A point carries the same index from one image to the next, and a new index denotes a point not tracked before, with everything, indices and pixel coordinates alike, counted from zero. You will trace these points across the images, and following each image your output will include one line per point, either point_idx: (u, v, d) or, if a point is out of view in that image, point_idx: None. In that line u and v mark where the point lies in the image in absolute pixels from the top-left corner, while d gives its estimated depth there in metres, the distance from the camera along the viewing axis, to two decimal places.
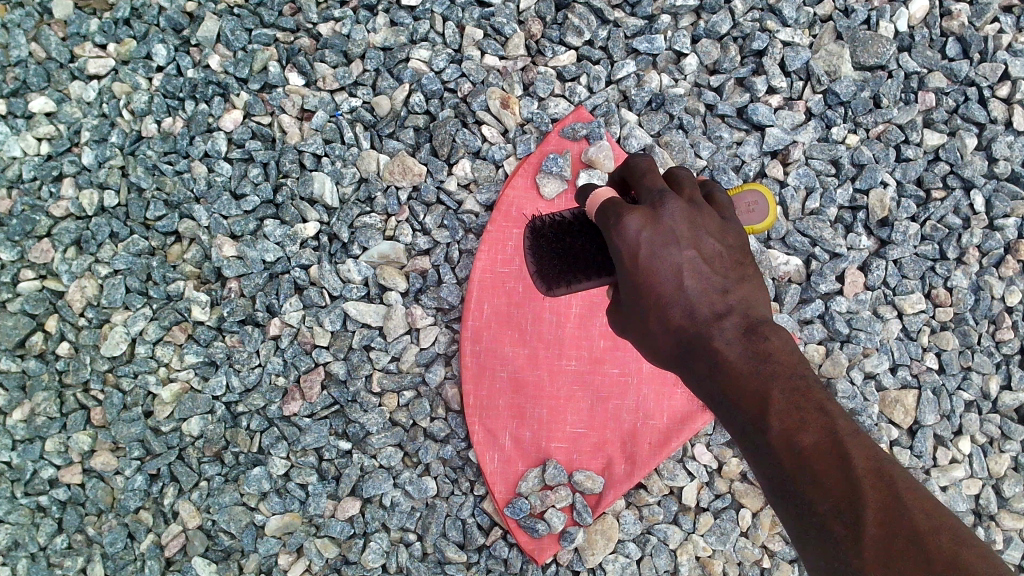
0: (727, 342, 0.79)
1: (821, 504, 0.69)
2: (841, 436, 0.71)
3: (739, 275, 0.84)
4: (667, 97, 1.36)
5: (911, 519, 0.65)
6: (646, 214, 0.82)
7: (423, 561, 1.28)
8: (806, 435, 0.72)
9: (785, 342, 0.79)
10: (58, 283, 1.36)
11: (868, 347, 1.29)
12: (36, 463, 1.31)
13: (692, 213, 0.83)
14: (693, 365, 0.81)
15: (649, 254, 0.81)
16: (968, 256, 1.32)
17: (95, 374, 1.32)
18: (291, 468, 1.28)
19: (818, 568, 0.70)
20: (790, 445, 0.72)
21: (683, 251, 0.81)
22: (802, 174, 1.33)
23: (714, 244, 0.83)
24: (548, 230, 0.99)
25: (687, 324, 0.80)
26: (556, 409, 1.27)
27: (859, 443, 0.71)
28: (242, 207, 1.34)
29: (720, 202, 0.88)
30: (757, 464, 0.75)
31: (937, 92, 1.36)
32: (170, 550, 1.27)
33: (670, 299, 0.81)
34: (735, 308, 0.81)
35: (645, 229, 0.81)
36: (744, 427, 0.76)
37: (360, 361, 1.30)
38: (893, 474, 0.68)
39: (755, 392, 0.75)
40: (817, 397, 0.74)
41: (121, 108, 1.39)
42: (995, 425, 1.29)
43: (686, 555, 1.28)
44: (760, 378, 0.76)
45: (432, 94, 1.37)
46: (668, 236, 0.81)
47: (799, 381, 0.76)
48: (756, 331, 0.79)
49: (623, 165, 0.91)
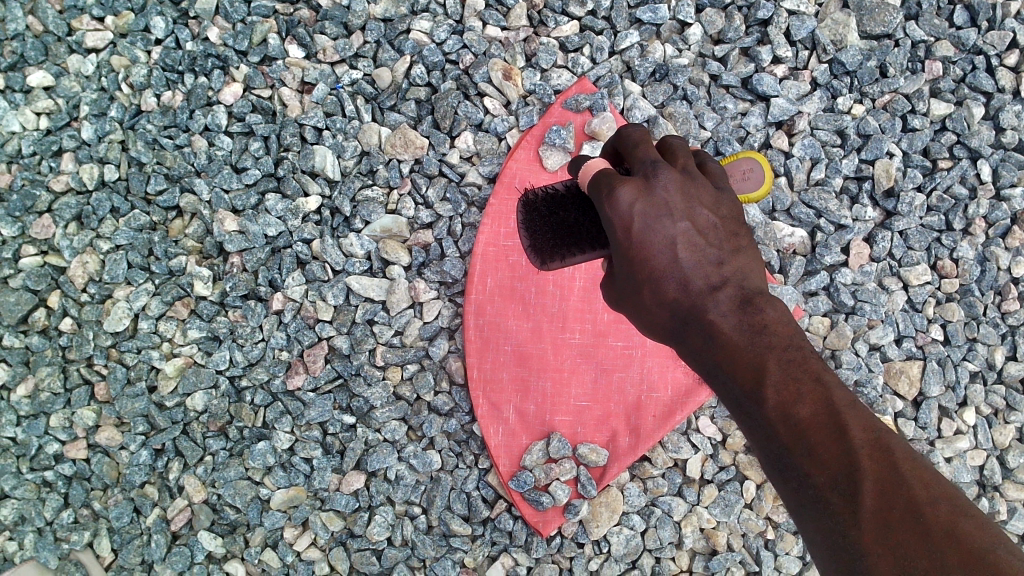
0: (722, 314, 0.78)
1: (818, 476, 0.68)
2: (837, 407, 0.70)
3: (734, 247, 0.84)
4: (672, 67, 1.34)
5: (909, 489, 0.64)
6: (638, 185, 0.81)
7: (429, 534, 1.27)
8: (803, 407, 0.71)
9: (782, 313, 0.79)
10: (60, 259, 1.35)
11: (873, 319, 1.29)
12: (41, 439, 1.31)
13: (685, 185, 0.83)
14: (690, 340, 0.81)
15: (642, 226, 0.81)
16: (974, 227, 1.31)
17: (98, 350, 1.32)
18: (295, 443, 1.29)
19: (818, 542, 0.69)
20: (786, 417, 0.71)
21: (676, 223, 0.81)
22: (808, 144, 1.32)
23: (708, 216, 0.83)
24: (542, 204, 0.98)
25: (681, 297, 0.81)
26: (560, 383, 1.27)
27: (857, 414, 0.69)
28: (242, 181, 1.34)
29: (713, 173, 0.88)
30: (754, 438, 0.75)
31: (944, 60, 1.34)
32: (176, 524, 1.27)
33: (665, 272, 0.81)
34: (730, 279, 0.81)
35: (637, 201, 0.81)
36: (740, 400, 0.75)
37: (364, 335, 1.30)
38: (891, 444, 0.67)
39: (750, 363, 0.75)
40: (813, 368, 0.74)
41: (120, 82, 1.37)
42: (1000, 396, 1.29)
43: (690, 526, 1.27)
44: (755, 350, 0.75)
45: (434, 66, 1.36)
46: (660, 209, 0.81)
47: (794, 352, 0.75)
48: (751, 302, 0.79)
49: (617, 136, 0.91)
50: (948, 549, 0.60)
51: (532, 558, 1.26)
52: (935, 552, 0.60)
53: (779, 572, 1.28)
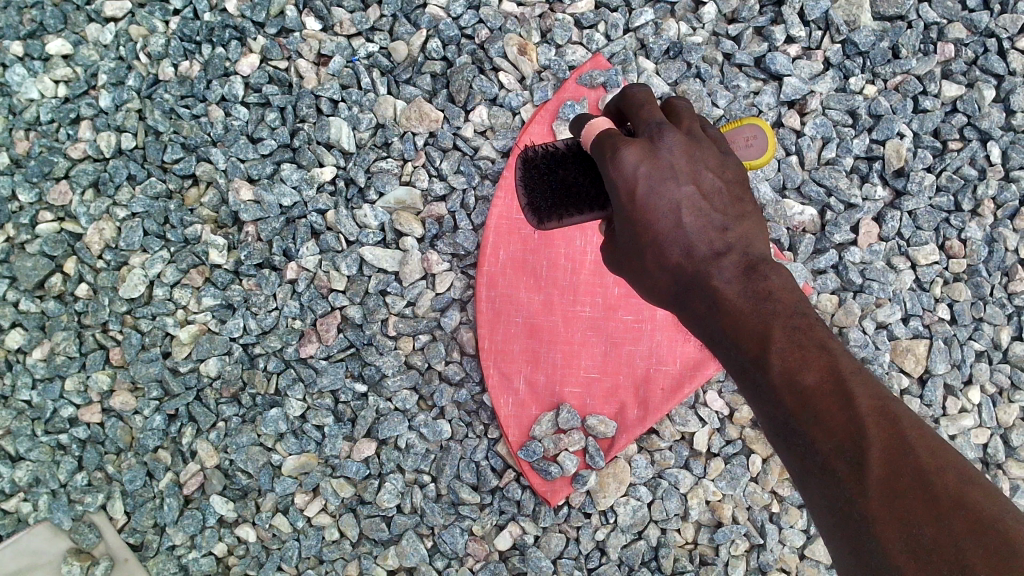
0: (726, 281, 0.80)
1: (824, 442, 0.69)
2: (842, 373, 0.72)
3: (739, 213, 0.85)
4: (685, 46, 1.35)
5: (915, 457, 0.64)
6: (643, 147, 0.82)
7: (437, 502, 1.29)
8: (807, 373, 0.72)
9: (785, 280, 0.81)
10: (76, 225, 1.36)
11: (880, 298, 1.30)
12: (56, 403, 1.32)
13: (691, 148, 0.83)
14: (692, 306, 0.83)
15: (647, 188, 0.81)
16: (983, 208, 1.32)
17: (113, 316, 1.33)
18: (307, 410, 1.30)
19: (823, 509, 0.70)
20: (791, 383, 0.72)
21: (682, 186, 0.82)
22: (820, 123, 1.33)
23: (713, 180, 0.84)
24: (541, 162, 0.99)
25: (685, 263, 0.82)
26: (569, 354, 1.29)
27: (862, 381, 0.71)
28: (259, 151, 1.35)
29: (717, 138, 0.89)
30: (757, 403, 0.76)
31: (956, 43, 1.36)
32: (189, 488, 1.29)
33: (669, 237, 0.82)
34: (734, 246, 0.82)
35: (643, 162, 0.81)
36: (744, 365, 0.77)
37: (376, 306, 1.31)
38: (896, 411, 0.68)
39: (755, 330, 0.77)
40: (818, 335, 0.75)
41: (138, 51, 1.39)
42: (1005, 375, 1.31)
43: (697, 498, 1.29)
44: (761, 318, 0.77)
45: (449, 40, 1.37)
46: (665, 171, 0.81)
47: (799, 320, 0.76)
48: (756, 269, 0.81)
49: (621, 96, 0.92)
50: (956, 518, 0.61)
51: (539, 527, 1.28)
52: (943, 521, 0.61)
53: (784, 546, 1.30)
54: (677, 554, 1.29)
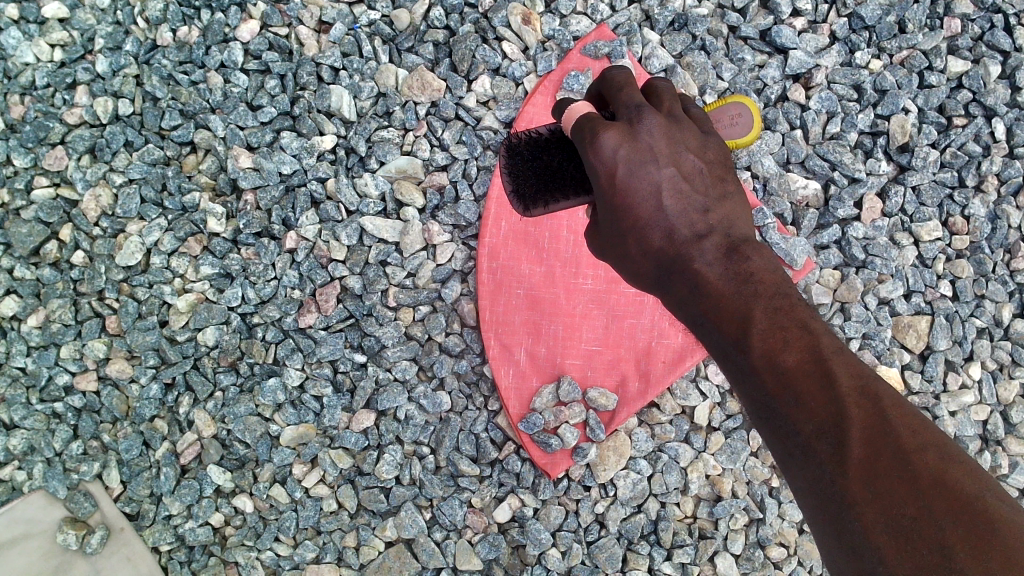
0: (708, 263, 0.78)
1: (805, 423, 0.66)
2: (822, 353, 0.68)
3: (721, 193, 0.83)
4: (690, 17, 1.34)
5: (896, 437, 0.62)
6: (622, 131, 0.80)
7: (436, 474, 1.28)
8: (788, 355, 0.69)
9: (768, 262, 0.78)
10: (72, 192, 1.35)
11: (883, 273, 1.30)
12: (51, 370, 1.31)
13: (670, 129, 0.81)
14: (673, 288, 0.81)
15: (627, 173, 0.79)
16: (986, 184, 1.33)
17: (110, 284, 1.32)
18: (306, 380, 1.29)
19: (805, 493, 0.67)
20: (773, 367, 0.69)
21: (661, 169, 0.79)
22: (825, 98, 1.32)
23: (694, 161, 0.82)
24: (525, 149, 0.98)
25: (666, 246, 0.80)
26: (571, 327, 1.29)
27: (844, 360, 0.68)
28: (259, 118, 1.33)
29: (699, 118, 0.87)
30: (740, 386, 0.74)
31: (963, 18, 1.35)
32: (186, 457, 1.28)
33: (649, 221, 0.80)
34: (716, 228, 0.80)
35: (622, 146, 0.79)
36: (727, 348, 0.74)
37: (376, 276, 1.30)
38: (876, 390, 0.65)
39: (736, 312, 0.74)
40: (799, 315, 0.73)
41: (135, 15, 1.36)
42: (1006, 352, 1.30)
43: (696, 472, 1.29)
44: (742, 299, 0.75)
45: (452, 9, 1.36)
46: (645, 154, 0.79)
47: (781, 301, 0.74)
48: (737, 250, 0.79)
49: (601, 79, 0.90)
50: (935, 496, 0.59)
51: (539, 500, 1.27)
52: (923, 501, 0.59)
53: (783, 520, 1.30)
54: (676, 528, 1.28)
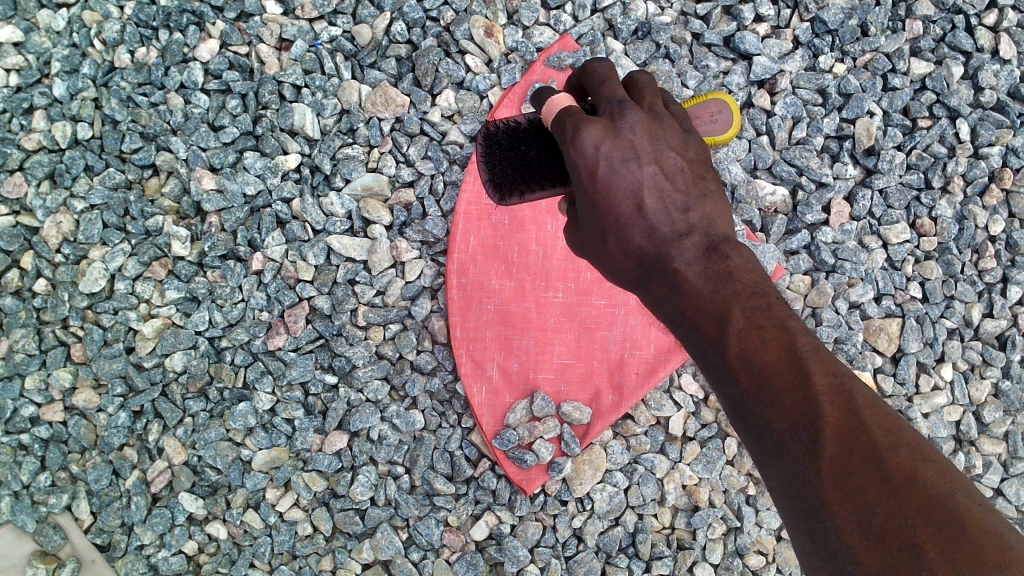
0: (687, 262, 0.76)
1: (780, 421, 0.65)
2: (798, 351, 0.67)
3: (701, 191, 0.82)
4: (654, 26, 1.34)
5: (871, 437, 0.61)
6: (604, 127, 0.80)
7: (412, 493, 1.27)
8: (765, 352, 0.67)
9: (748, 261, 0.76)
10: (33, 219, 1.32)
11: (853, 277, 1.30)
12: (16, 402, 1.29)
13: (652, 126, 0.81)
14: (652, 286, 0.79)
15: (607, 170, 0.79)
16: (953, 185, 1.33)
17: (73, 311, 1.30)
18: (276, 404, 1.27)
19: (781, 493, 0.65)
20: (749, 366, 0.67)
21: (642, 166, 0.79)
22: (790, 103, 1.32)
23: (674, 158, 0.81)
24: (502, 138, 0.97)
25: (645, 244, 0.79)
26: (543, 341, 1.28)
27: (822, 358, 0.66)
28: (220, 139, 1.32)
29: (681, 114, 0.87)
30: (717, 385, 0.72)
31: (924, 19, 1.35)
32: (156, 486, 1.26)
33: (629, 218, 0.79)
34: (696, 226, 0.79)
35: (603, 143, 0.79)
36: (704, 346, 0.72)
37: (345, 295, 1.28)
38: (853, 388, 0.64)
39: (715, 311, 0.72)
40: (778, 312, 0.71)
41: (92, 38, 1.34)
42: (977, 352, 1.31)
43: (673, 483, 1.28)
44: (720, 297, 0.72)
45: (414, 23, 1.35)
46: (626, 150, 0.79)
47: (760, 299, 0.72)
48: (717, 248, 0.77)
49: (584, 72, 0.90)
50: (907, 495, 0.58)
51: (516, 516, 1.26)
52: (894, 500, 0.58)
53: (761, 528, 1.29)
54: (654, 540, 1.27)
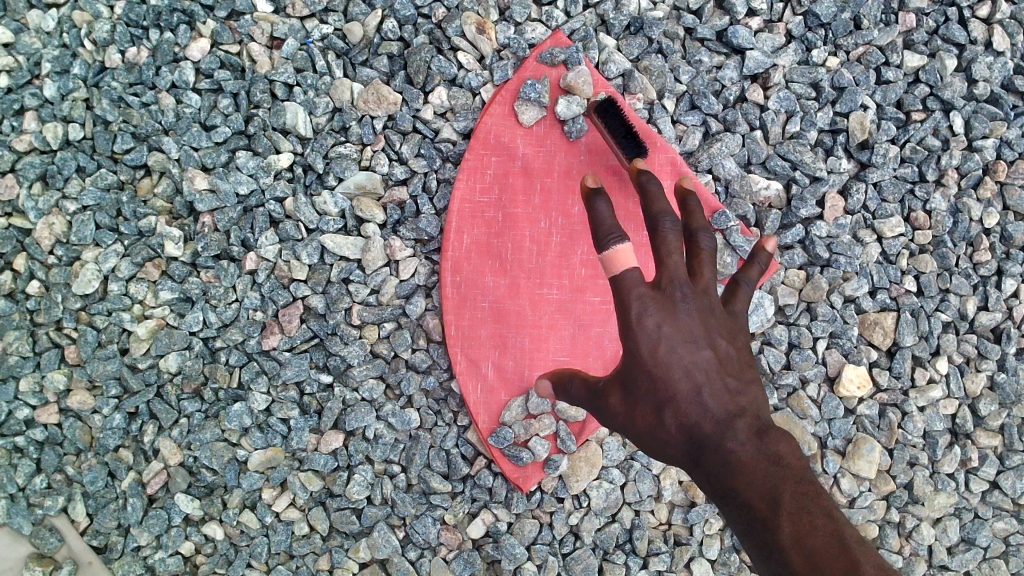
0: (740, 444, 0.79)
1: None
2: (852, 550, 0.70)
3: (748, 379, 0.87)
4: (646, 21, 1.33)
5: None
6: (666, 309, 0.87)
7: (408, 492, 1.27)
8: (817, 538, 0.72)
9: (796, 448, 0.80)
10: (25, 220, 1.31)
11: (848, 272, 1.30)
12: (10, 404, 1.28)
13: (707, 315, 0.88)
14: (703, 466, 0.82)
15: (668, 348, 0.85)
16: (946, 178, 1.33)
17: (67, 313, 1.29)
18: (272, 403, 1.27)
19: None
20: (801, 548, 0.72)
21: (701, 350, 0.85)
22: (783, 98, 1.32)
23: (728, 348, 0.88)
24: None
25: (699, 420, 0.82)
26: (539, 338, 1.27)
27: (870, 554, 0.71)
28: (213, 138, 1.32)
29: (733, 315, 0.94)
30: (766, 564, 0.75)
31: (917, 12, 1.35)
32: (153, 487, 1.26)
33: (682, 394, 0.83)
34: (748, 410, 0.83)
35: (664, 325, 0.86)
36: (751, 523, 0.76)
37: (340, 294, 1.28)
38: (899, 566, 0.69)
39: (766, 493, 0.76)
40: (824, 502, 0.75)
41: (82, 38, 1.33)
42: (972, 345, 1.31)
43: (669, 479, 1.28)
44: (772, 480, 0.76)
45: (406, 20, 1.33)
46: (686, 333, 0.86)
47: (808, 487, 0.76)
48: (766, 434, 0.81)
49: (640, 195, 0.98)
50: None
51: (512, 514, 1.26)
52: None
53: None
54: (651, 536, 1.28)
